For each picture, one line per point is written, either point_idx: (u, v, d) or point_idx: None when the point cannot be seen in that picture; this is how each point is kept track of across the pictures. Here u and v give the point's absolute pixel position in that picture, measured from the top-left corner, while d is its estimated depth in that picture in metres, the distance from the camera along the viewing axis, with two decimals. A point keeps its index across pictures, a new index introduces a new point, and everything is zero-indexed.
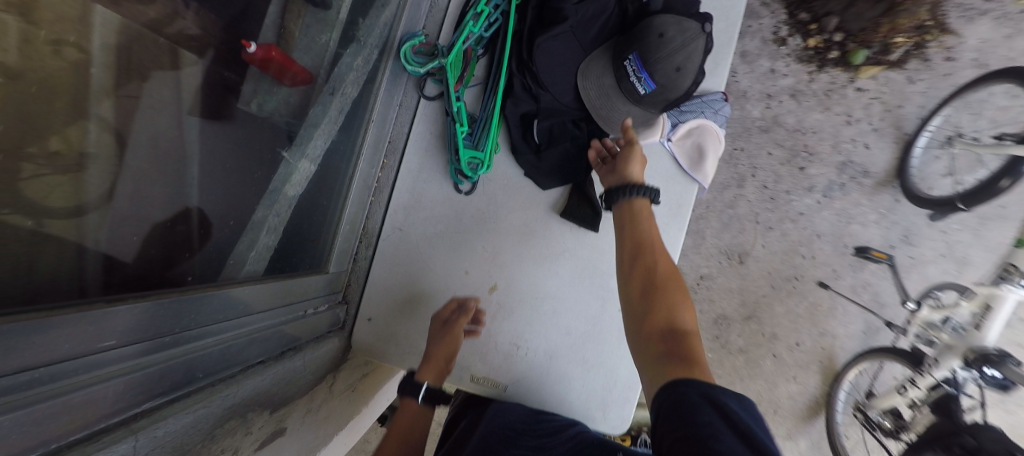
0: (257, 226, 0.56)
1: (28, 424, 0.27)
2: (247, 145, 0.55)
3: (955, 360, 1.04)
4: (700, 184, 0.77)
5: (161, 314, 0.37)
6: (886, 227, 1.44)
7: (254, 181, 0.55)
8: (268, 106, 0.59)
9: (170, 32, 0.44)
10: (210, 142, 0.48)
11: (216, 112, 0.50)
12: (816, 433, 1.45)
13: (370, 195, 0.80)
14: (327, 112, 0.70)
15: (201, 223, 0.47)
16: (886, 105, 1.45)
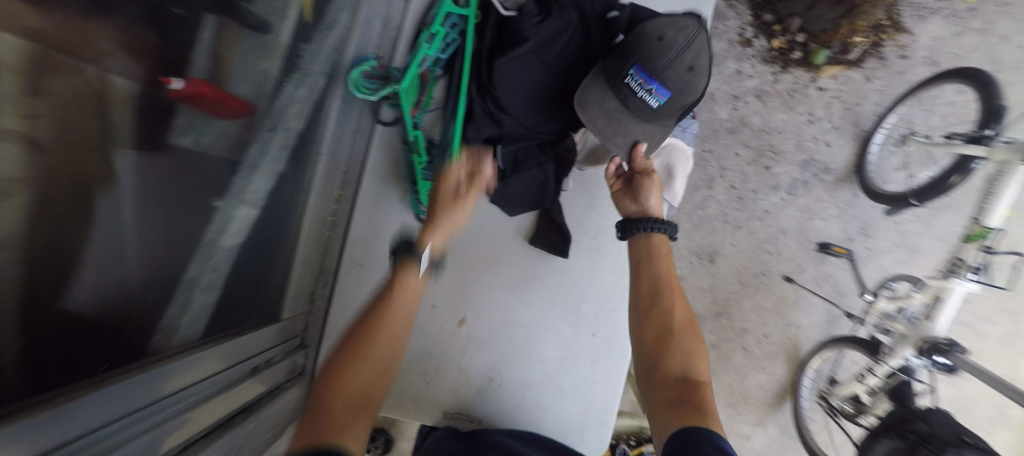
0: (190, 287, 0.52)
1: None
2: (184, 185, 0.49)
3: (909, 349, 1.09)
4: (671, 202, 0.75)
5: (102, 399, 0.33)
6: (846, 221, 1.50)
7: (181, 244, 0.50)
8: (203, 141, 0.52)
9: (98, 52, 0.36)
10: (148, 210, 0.44)
11: (152, 144, 0.44)
12: (784, 419, 1.50)
13: (328, 232, 0.79)
14: (269, 147, 0.66)
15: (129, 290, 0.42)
16: (845, 103, 1.50)
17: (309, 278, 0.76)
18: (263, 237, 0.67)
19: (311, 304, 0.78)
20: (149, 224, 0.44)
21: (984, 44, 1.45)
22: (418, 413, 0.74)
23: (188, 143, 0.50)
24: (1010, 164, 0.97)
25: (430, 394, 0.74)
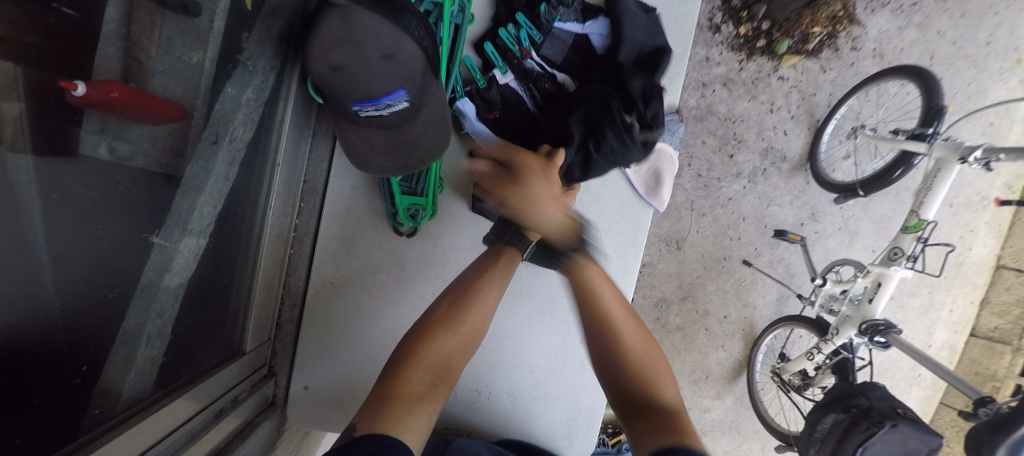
0: (132, 339, 0.44)
1: None
2: (104, 213, 0.40)
3: (852, 329, 1.20)
4: (658, 207, 0.75)
5: None
6: (798, 206, 1.60)
7: (108, 299, 0.41)
8: (122, 150, 0.42)
9: None
10: (59, 268, 0.35)
11: (58, 145, 0.34)
12: (739, 391, 1.63)
13: (289, 250, 0.72)
14: (213, 161, 0.56)
15: (55, 350, 0.35)
16: (802, 93, 1.56)
17: (272, 305, 0.71)
18: (217, 264, 0.58)
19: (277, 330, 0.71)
20: (63, 278, 0.36)
21: (923, 39, 1.56)
22: None
23: (103, 154, 0.40)
24: (948, 160, 1.06)
25: None
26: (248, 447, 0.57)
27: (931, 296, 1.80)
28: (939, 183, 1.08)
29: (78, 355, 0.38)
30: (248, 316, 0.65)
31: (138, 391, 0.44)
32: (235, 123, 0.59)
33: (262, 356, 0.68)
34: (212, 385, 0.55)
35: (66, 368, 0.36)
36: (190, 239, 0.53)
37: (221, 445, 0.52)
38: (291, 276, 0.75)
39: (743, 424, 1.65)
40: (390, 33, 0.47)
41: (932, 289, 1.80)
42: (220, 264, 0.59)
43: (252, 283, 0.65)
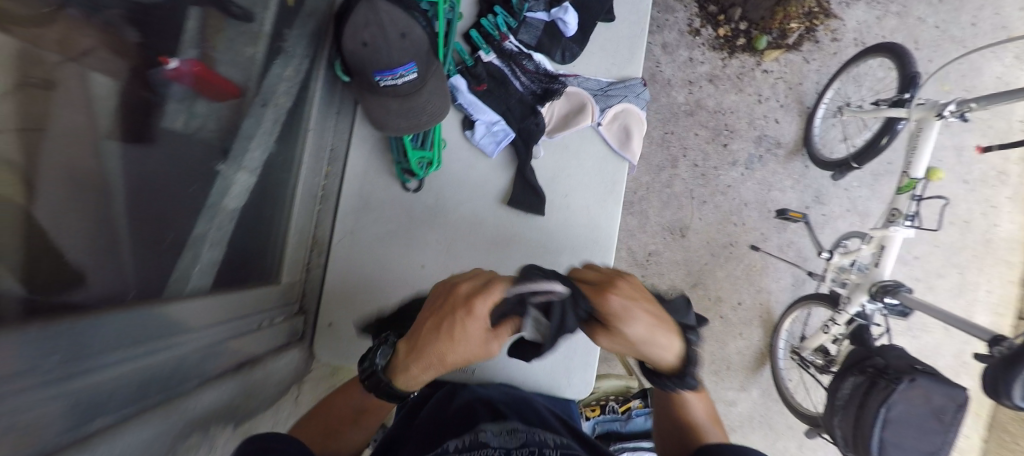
0: (198, 243, 0.55)
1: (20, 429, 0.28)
2: (183, 164, 0.53)
3: (863, 295, 1.18)
4: (630, 162, 0.81)
5: (124, 328, 0.39)
6: (800, 190, 1.62)
7: (191, 202, 0.54)
8: (192, 122, 0.54)
9: (79, 51, 0.37)
10: (152, 172, 0.47)
11: (137, 136, 0.45)
12: (764, 382, 1.57)
13: (318, 203, 0.80)
14: (261, 121, 0.68)
15: (144, 238, 0.46)
16: (789, 83, 1.64)
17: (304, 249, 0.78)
18: (262, 209, 0.70)
19: (307, 272, 0.79)
20: (155, 193, 0.48)
21: (903, 25, 1.63)
22: None
23: (179, 125, 0.52)
24: (927, 119, 1.10)
25: None
26: (275, 365, 0.66)
27: (962, 276, 1.70)
28: (923, 141, 1.11)
29: (160, 247, 0.49)
30: (283, 252, 0.73)
31: (202, 284, 0.55)
32: (280, 93, 0.71)
33: (296, 291, 0.75)
34: (252, 299, 0.63)
35: (156, 251, 0.48)
36: (241, 175, 0.64)
37: (255, 352, 0.62)
38: (320, 226, 0.83)
39: (774, 419, 1.57)
40: (405, 19, 0.64)
41: (961, 269, 1.70)
42: (260, 204, 0.69)
43: (285, 225, 0.73)
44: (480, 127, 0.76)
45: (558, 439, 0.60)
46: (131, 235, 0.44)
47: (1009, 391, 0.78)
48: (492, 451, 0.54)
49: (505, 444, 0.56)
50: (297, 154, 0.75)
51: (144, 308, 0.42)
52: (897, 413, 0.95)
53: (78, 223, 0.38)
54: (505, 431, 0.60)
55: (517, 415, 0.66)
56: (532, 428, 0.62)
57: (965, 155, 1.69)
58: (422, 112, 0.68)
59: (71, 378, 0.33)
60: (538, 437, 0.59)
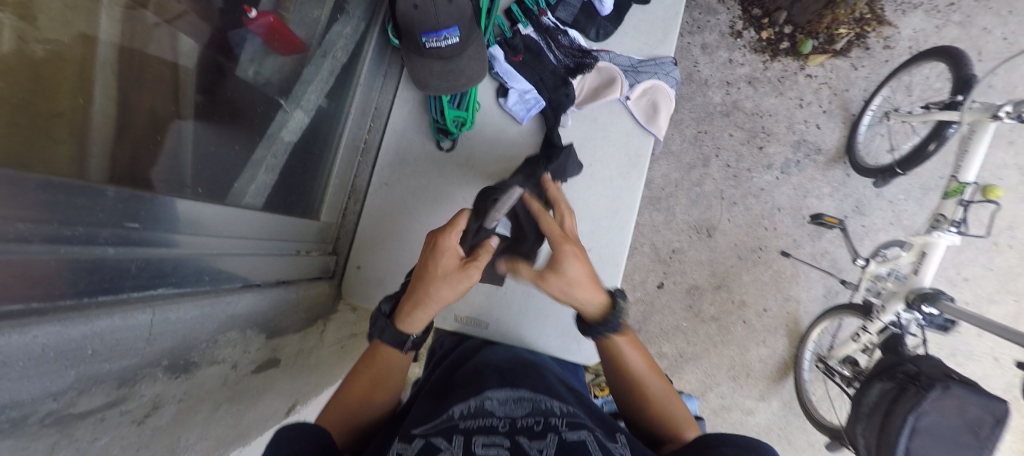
0: (255, 166, 0.67)
1: (72, 264, 0.34)
2: (241, 112, 0.66)
3: (899, 303, 1.13)
4: (656, 137, 0.83)
5: (172, 212, 0.46)
6: (840, 199, 1.54)
7: (244, 144, 0.66)
8: (261, 74, 0.70)
9: (173, 16, 0.54)
10: (212, 112, 0.59)
11: (210, 88, 0.60)
12: (787, 394, 1.49)
13: (359, 156, 0.89)
14: (320, 69, 0.80)
15: (204, 159, 0.57)
16: (834, 89, 1.59)
17: (343, 195, 0.86)
18: (306, 156, 0.80)
19: (343, 217, 0.87)
20: (215, 129, 0.60)
21: (966, 36, 1.55)
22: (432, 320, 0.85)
23: (249, 74, 0.68)
24: (981, 121, 1.04)
25: None
26: (313, 289, 0.76)
27: (1018, 305, 1.39)
28: (975, 144, 1.07)
29: (219, 177, 0.59)
30: (323, 193, 0.82)
31: (256, 201, 0.66)
32: (337, 48, 0.81)
33: (331, 232, 0.84)
34: (292, 228, 0.71)
35: (216, 179, 0.59)
36: (297, 114, 0.77)
37: (298, 273, 0.72)
38: (358, 178, 0.92)
39: (793, 434, 1.48)
40: None
41: (1020, 297, 1.39)
42: (307, 143, 0.80)
43: (327, 169, 0.82)
44: (513, 95, 0.81)
45: (564, 408, 0.56)
46: (202, 162, 0.56)
47: None
48: (496, 418, 0.52)
49: (510, 412, 0.53)
50: (345, 106, 0.85)
51: (194, 200, 0.50)
52: (929, 424, 0.89)
53: (158, 139, 0.49)
54: (510, 399, 0.57)
55: (523, 382, 0.63)
56: (538, 396, 0.59)
57: None
58: (458, 74, 0.75)
59: (119, 238, 0.39)
60: (542, 405, 0.55)
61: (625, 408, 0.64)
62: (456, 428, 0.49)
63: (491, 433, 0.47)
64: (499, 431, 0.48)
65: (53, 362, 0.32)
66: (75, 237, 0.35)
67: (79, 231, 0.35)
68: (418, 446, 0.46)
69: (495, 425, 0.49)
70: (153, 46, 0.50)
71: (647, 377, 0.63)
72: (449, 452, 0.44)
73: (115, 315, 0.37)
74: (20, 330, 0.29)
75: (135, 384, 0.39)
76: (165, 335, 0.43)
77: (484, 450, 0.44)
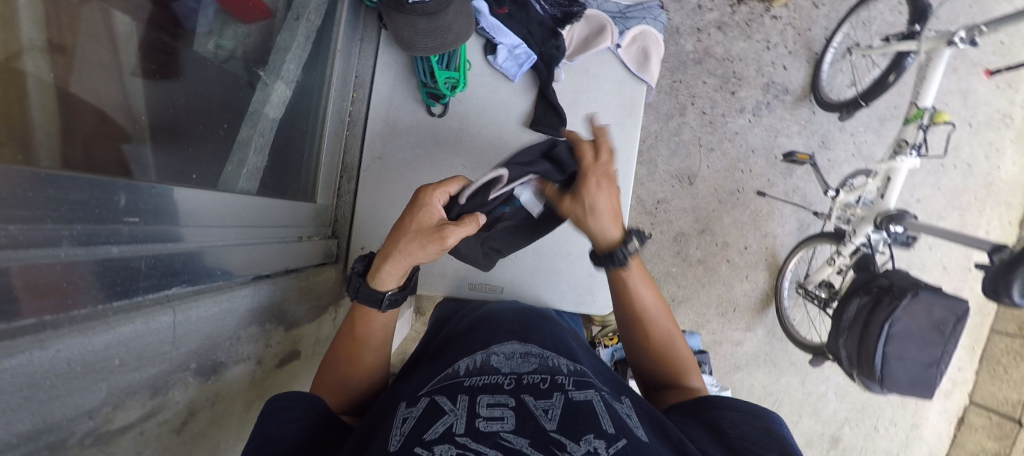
0: (243, 147, 0.65)
1: (72, 271, 0.30)
2: (206, 96, 0.59)
3: (869, 226, 1.23)
4: (648, 85, 0.82)
5: (176, 202, 0.41)
6: (807, 135, 1.61)
7: (220, 134, 0.61)
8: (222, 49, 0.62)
9: None
10: (170, 100, 0.52)
11: (163, 71, 0.52)
12: (770, 323, 1.60)
13: (347, 131, 0.85)
14: (295, 36, 0.75)
15: (169, 148, 0.51)
16: (798, 29, 1.62)
17: (336, 175, 0.84)
18: (291, 136, 0.78)
19: (338, 198, 0.85)
20: (176, 117, 0.53)
21: None
22: (446, 290, 0.85)
23: (209, 49, 0.60)
24: (937, 48, 1.11)
25: (456, 271, 0.84)
26: (323, 274, 0.73)
27: (962, 218, 1.53)
28: (932, 71, 1.14)
29: (190, 169, 0.53)
30: (315, 176, 0.80)
31: (252, 186, 0.64)
32: (310, 10, 0.76)
33: (329, 215, 0.82)
34: (290, 213, 0.66)
35: (188, 168, 0.53)
36: (280, 86, 0.74)
37: (304, 261, 0.68)
38: (348, 155, 0.89)
39: (777, 358, 1.59)
40: None
41: (963, 210, 1.53)
42: (291, 120, 0.77)
43: (316, 149, 0.79)
44: (503, 51, 0.77)
45: (572, 364, 0.55)
46: (165, 151, 0.50)
47: (1010, 291, 0.82)
48: (502, 375, 0.51)
49: (516, 369, 0.53)
50: (326, 77, 0.81)
51: (193, 189, 0.45)
52: (902, 328, 1.00)
53: (111, 129, 0.43)
54: (517, 354, 0.56)
55: (530, 334, 0.62)
56: (545, 351, 0.57)
57: (971, 96, 1.52)
58: (446, 29, 0.70)
59: (121, 239, 0.34)
60: (551, 361, 0.54)
61: (631, 341, 0.66)
62: (461, 386, 0.48)
63: (497, 392, 0.47)
64: (504, 390, 0.48)
65: (83, 376, 0.29)
66: (71, 238, 0.30)
67: (77, 230, 0.31)
68: (423, 406, 0.45)
69: (501, 383, 0.49)
70: (84, 23, 0.41)
71: (657, 313, 0.65)
72: (452, 415, 0.43)
73: (138, 320, 0.34)
74: (41, 346, 0.26)
75: (166, 391, 0.38)
76: (190, 335, 0.40)
77: (488, 414, 0.44)
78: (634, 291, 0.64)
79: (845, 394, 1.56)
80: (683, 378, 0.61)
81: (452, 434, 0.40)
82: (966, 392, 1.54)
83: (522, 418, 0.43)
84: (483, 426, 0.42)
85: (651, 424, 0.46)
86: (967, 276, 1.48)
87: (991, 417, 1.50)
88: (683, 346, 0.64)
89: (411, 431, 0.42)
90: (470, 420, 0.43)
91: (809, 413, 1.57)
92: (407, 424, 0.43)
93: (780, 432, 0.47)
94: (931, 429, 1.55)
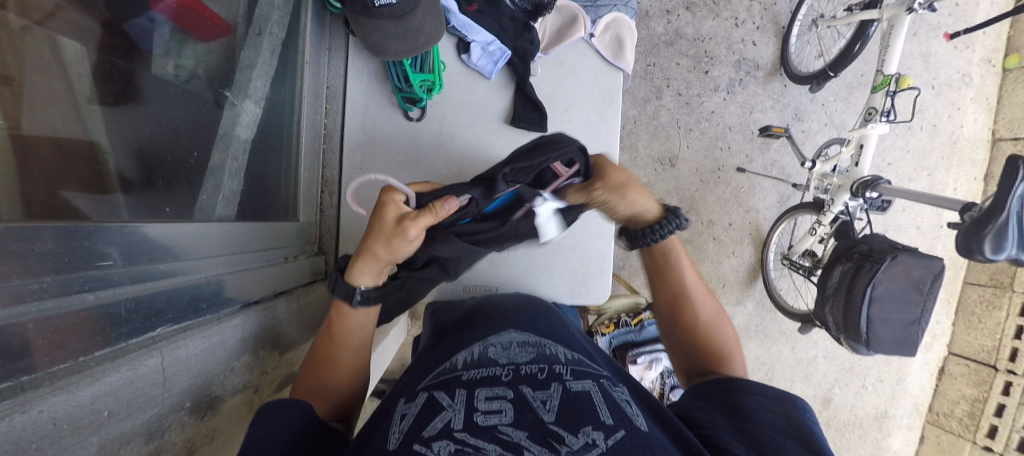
0: (217, 173, 0.62)
1: (43, 328, 0.28)
2: (170, 125, 0.56)
3: (846, 194, 1.27)
4: (624, 72, 0.82)
5: (156, 242, 0.40)
6: (780, 109, 1.64)
7: (192, 161, 0.59)
8: (184, 70, 0.60)
9: (44, 15, 0.40)
10: (135, 131, 0.50)
11: (121, 98, 0.49)
12: (758, 295, 1.64)
13: (322, 143, 0.83)
14: (260, 51, 0.72)
15: (137, 185, 0.48)
16: (763, 4, 1.62)
17: (315, 189, 0.82)
18: (266, 155, 0.75)
19: (321, 214, 0.83)
20: (143, 149, 0.51)
21: None
22: (440, 294, 0.84)
23: (169, 72, 0.57)
24: (899, 16, 1.15)
25: None
26: (313, 293, 0.71)
27: (931, 178, 1.59)
28: (894, 39, 1.18)
29: (157, 203, 0.50)
30: (297, 193, 0.78)
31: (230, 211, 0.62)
32: (272, 23, 0.73)
33: (313, 232, 0.81)
34: (271, 236, 0.64)
35: (156, 205, 0.50)
36: (248, 106, 0.71)
37: (291, 282, 0.66)
38: (327, 168, 0.86)
39: (768, 328, 1.63)
40: None
41: (931, 171, 1.59)
42: (265, 139, 0.75)
43: (295, 164, 0.77)
44: (476, 49, 0.76)
45: (569, 352, 0.55)
46: (130, 188, 0.47)
47: (982, 249, 0.87)
48: (500, 365, 0.50)
49: (514, 358, 0.52)
50: (296, 90, 0.78)
51: (176, 224, 0.43)
52: (883, 291, 1.05)
53: (73, 173, 0.41)
54: (514, 343, 0.55)
55: (529, 323, 0.61)
56: (543, 339, 0.57)
57: (932, 59, 1.57)
58: (415, 31, 0.68)
59: (99, 286, 0.33)
60: (549, 350, 0.54)
61: (672, 332, 0.65)
62: (459, 379, 0.48)
63: (495, 384, 0.46)
64: (502, 381, 0.47)
65: (72, 433, 0.28)
66: (45, 292, 0.29)
67: (58, 279, 0.30)
68: (421, 402, 0.45)
69: (499, 375, 0.48)
70: (29, 50, 0.38)
71: (699, 296, 0.65)
72: (451, 410, 0.43)
73: (123, 368, 0.32)
74: (21, 409, 0.25)
75: (162, 434, 0.36)
76: (181, 375, 0.38)
77: (487, 407, 0.43)
78: (677, 268, 0.65)
79: (834, 355, 1.62)
80: (724, 362, 0.60)
81: (450, 431, 0.40)
82: (945, 344, 1.63)
83: (520, 409, 0.43)
84: (480, 420, 0.42)
85: (648, 415, 0.47)
86: (939, 233, 1.55)
87: (969, 366, 1.58)
88: (726, 330, 0.63)
89: (410, 427, 0.41)
90: (468, 414, 0.43)
91: (802, 378, 1.63)
92: (405, 420, 0.43)
93: (805, 421, 0.46)
94: (915, 381, 1.62)
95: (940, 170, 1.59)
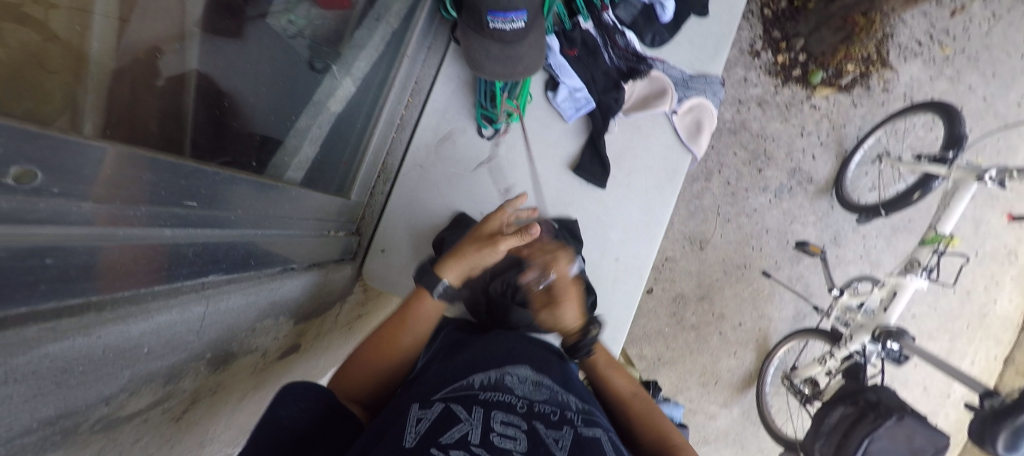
0: (299, 136, 0.66)
1: (120, 254, 0.28)
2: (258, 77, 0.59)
3: (866, 335, 1.23)
4: (693, 156, 0.83)
5: (229, 192, 0.40)
6: (821, 228, 1.63)
7: (274, 113, 0.62)
8: (293, 26, 0.67)
9: None
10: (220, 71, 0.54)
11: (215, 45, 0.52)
12: (747, 403, 1.59)
13: (395, 131, 0.83)
14: (371, 34, 0.78)
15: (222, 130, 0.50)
16: (833, 122, 1.63)
17: (374, 173, 0.81)
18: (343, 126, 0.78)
19: (370, 197, 0.82)
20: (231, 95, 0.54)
21: (954, 90, 1.62)
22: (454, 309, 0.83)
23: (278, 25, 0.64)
24: (966, 180, 1.14)
25: None
26: (340, 271, 0.71)
27: (951, 344, 1.55)
28: (957, 200, 1.17)
29: (244, 151, 0.52)
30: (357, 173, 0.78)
31: (299, 175, 0.63)
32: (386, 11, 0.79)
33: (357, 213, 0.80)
34: (321, 207, 0.65)
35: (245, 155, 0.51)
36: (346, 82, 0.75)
37: (326, 255, 0.67)
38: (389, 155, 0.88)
39: (747, 439, 1.59)
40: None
41: (953, 336, 1.55)
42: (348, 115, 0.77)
43: (364, 144, 0.78)
44: (564, 91, 0.79)
45: (581, 403, 0.54)
46: (221, 132, 0.49)
47: (995, 442, 0.84)
48: (515, 396, 0.49)
49: (529, 393, 0.51)
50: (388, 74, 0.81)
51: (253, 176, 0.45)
52: (879, 447, 1.01)
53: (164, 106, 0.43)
54: (530, 379, 0.54)
55: (545, 366, 0.61)
56: (556, 384, 0.56)
57: (983, 227, 1.55)
58: (516, 61, 0.70)
59: (180, 220, 0.34)
60: (561, 396, 0.53)
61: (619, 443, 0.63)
62: (476, 397, 0.47)
63: (510, 412, 0.46)
64: (517, 412, 0.46)
65: (113, 363, 0.28)
66: (133, 221, 0.29)
67: (146, 213, 0.30)
68: (439, 409, 0.44)
69: (514, 404, 0.47)
70: None
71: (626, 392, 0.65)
72: (468, 423, 0.43)
73: (173, 310, 0.32)
74: (84, 333, 0.25)
75: (179, 379, 0.36)
76: (212, 328, 0.38)
77: (502, 431, 0.43)
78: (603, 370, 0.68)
79: None
80: None
81: (468, 443, 0.40)
82: None
83: (534, 442, 0.42)
84: (496, 442, 0.41)
85: None
86: (944, 401, 1.50)
87: None
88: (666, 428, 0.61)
89: (426, 431, 0.41)
90: (484, 432, 0.42)
91: None
92: (421, 423, 0.42)
93: None
94: None
95: (962, 338, 1.56)
